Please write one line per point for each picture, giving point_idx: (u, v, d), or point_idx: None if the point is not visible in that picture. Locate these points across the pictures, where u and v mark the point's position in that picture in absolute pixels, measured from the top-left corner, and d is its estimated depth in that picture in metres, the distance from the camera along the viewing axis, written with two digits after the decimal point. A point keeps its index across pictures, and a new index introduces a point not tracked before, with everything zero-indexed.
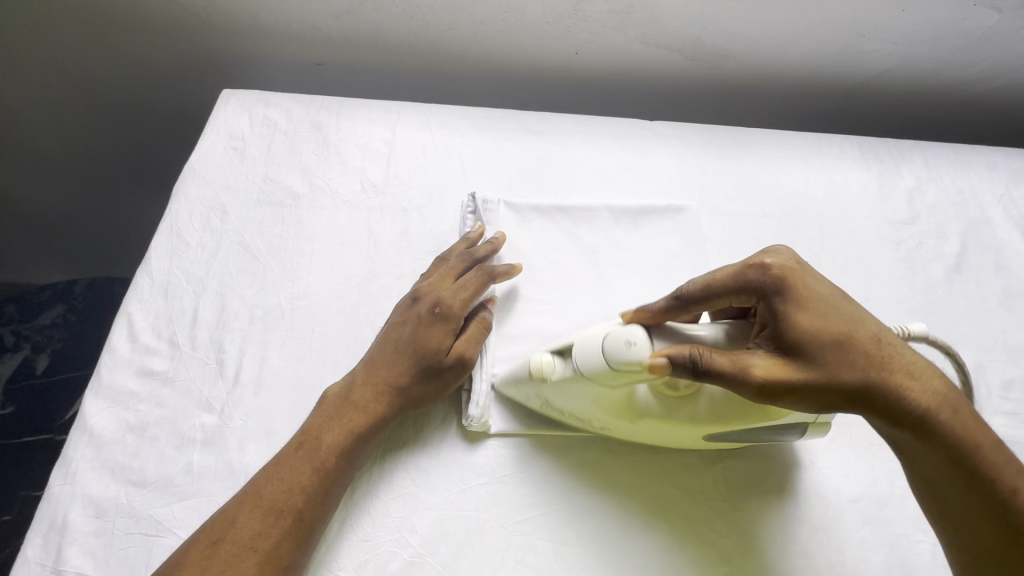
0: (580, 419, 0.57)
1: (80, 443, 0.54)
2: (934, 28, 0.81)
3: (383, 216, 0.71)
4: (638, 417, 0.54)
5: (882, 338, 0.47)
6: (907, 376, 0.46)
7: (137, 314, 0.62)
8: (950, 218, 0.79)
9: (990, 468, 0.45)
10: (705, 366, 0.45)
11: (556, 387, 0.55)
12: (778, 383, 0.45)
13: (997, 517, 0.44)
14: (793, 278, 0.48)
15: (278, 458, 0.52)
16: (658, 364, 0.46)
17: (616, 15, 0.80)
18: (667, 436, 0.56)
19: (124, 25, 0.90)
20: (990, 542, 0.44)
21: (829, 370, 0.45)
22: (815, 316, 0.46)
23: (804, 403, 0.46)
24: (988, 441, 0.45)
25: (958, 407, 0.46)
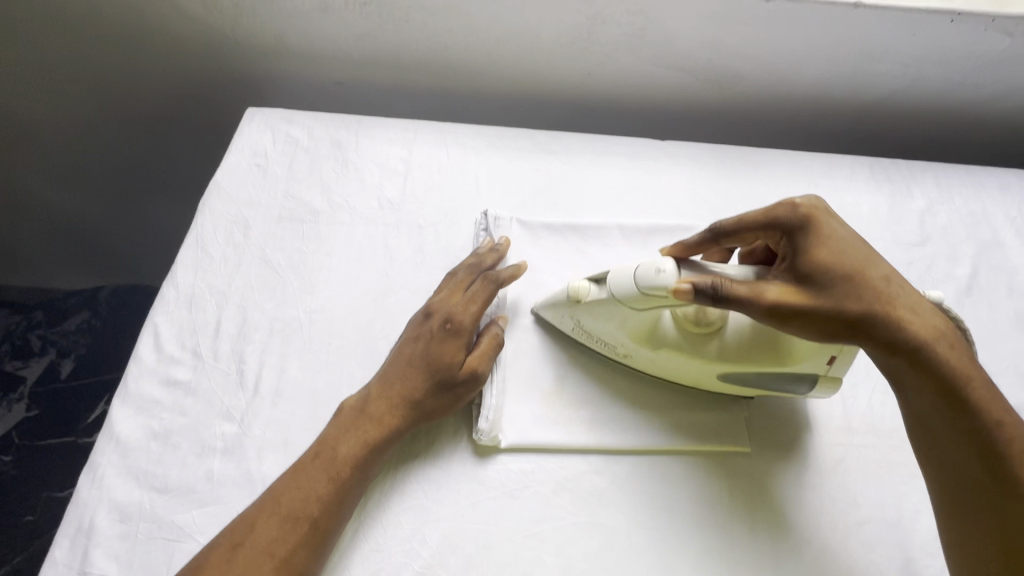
0: (605, 345, 0.63)
1: (106, 449, 0.57)
2: (944, 51, 0.81)
3: (399, 233, 0.73)
4: (659, 346, 0.60)
5: (890, 279, 0.52)
6: (908, 312, 0.51)
7: (162, 325, 0.64)
8: (962, 240, 0.79)
9: (978, 402, 0.49)
10: (726, 293, 0.50)
11: (590, 310, 0.60)
12: (788, 306, 0.50)
13: (982, 447, 0.48)
14: (818, 217, 0.53)
15: (295, 467, 0.54)
16: (682, 290, 0.51)
17: (628, 38, 0.82)
18: (682, 372, 0.61)
19: (153, 46, 0.93)
20: (972, 471, 0.49)
21: (839, 300, 0.50)
22: (832, 252, 0.51)
23: (810, 331, 0.51)
24: (976, 377, 0.50)
25: (952, 343, 0.51)
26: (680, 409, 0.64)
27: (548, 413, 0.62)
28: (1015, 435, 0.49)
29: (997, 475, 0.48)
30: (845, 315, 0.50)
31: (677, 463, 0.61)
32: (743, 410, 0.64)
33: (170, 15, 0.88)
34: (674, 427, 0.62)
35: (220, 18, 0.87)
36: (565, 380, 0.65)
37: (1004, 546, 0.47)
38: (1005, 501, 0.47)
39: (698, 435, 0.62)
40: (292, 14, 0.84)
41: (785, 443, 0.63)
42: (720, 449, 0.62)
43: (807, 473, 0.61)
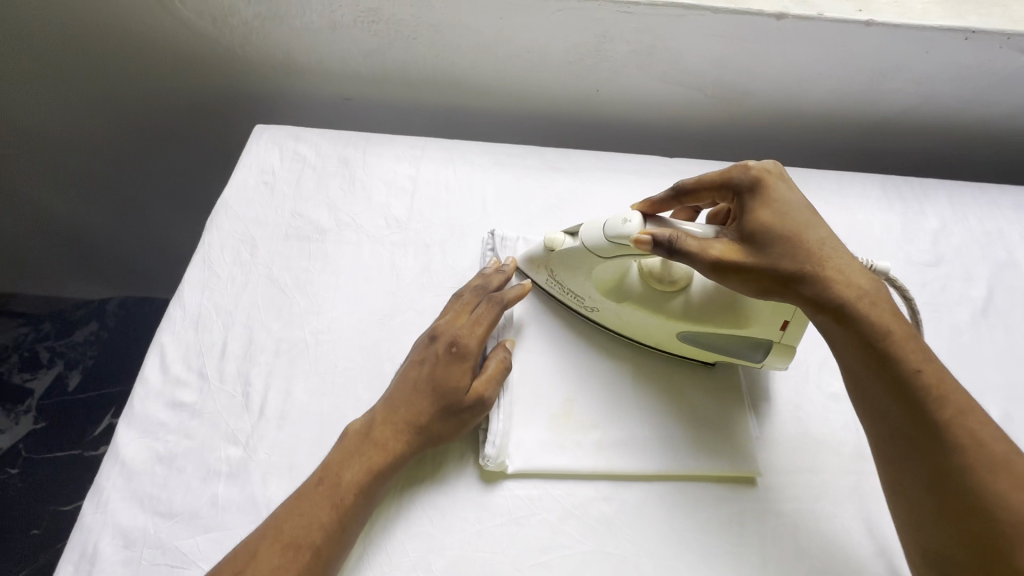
0: (575, 298, 0.68)
1: (112, 472, 0.57)
2: (959, 69, 0.80)
3: (406, 252, 0.73)
4: (623, 299, 0.64)
5: (823, 237, 0.56)
6: (837, 272, 0.54)
7: (169, 345, 0.64)
8: (977, 261, 0.78)
9: (897, 350, 0.50)
10: (679, 246, 0.55)
11: (563, 259, 0.66)
12: (729, 261, 0.55)
13: (907, 396, 0.48)
14: (765, 181, 0.58)
15: (299, 493, 0.53)
16: (642, 241, 0.56)
17: (638, 55, 0.82)
18: (644, 329, 0.65)
19: (161, 63, 0.93)
20: (897, 421, 0.49)
21: (770, 257, 0.54)
22: (771, 212, 0.56)
23: (749, 284, 0.55)
24: (903, 333, 0.51)
25: (881, 302, 0.52)
26: (688, 433, 0.63)
27: (556, 437, 0.61)
28: (940, 382, 0.49)
29: (921, 422, 0.48)
30: (777, 271, 0.54)
31: (686, 491, 0.60)
32: (753, 435, 0.63)
33: (179, 34, 0.88)
34: (683, 453, 0.61)
35: (229, 36, 0.87)
36: (573, 403, 0.64)
37: (933, 496, 0.46)
38: (932, 449, 0.47)
39: (706, 460, 0.61)
40: (301, 33, 0.84)
41: (796, 470, 0.62)
42: (728, 476, 0.61)
43: (819, 502, 0.60)
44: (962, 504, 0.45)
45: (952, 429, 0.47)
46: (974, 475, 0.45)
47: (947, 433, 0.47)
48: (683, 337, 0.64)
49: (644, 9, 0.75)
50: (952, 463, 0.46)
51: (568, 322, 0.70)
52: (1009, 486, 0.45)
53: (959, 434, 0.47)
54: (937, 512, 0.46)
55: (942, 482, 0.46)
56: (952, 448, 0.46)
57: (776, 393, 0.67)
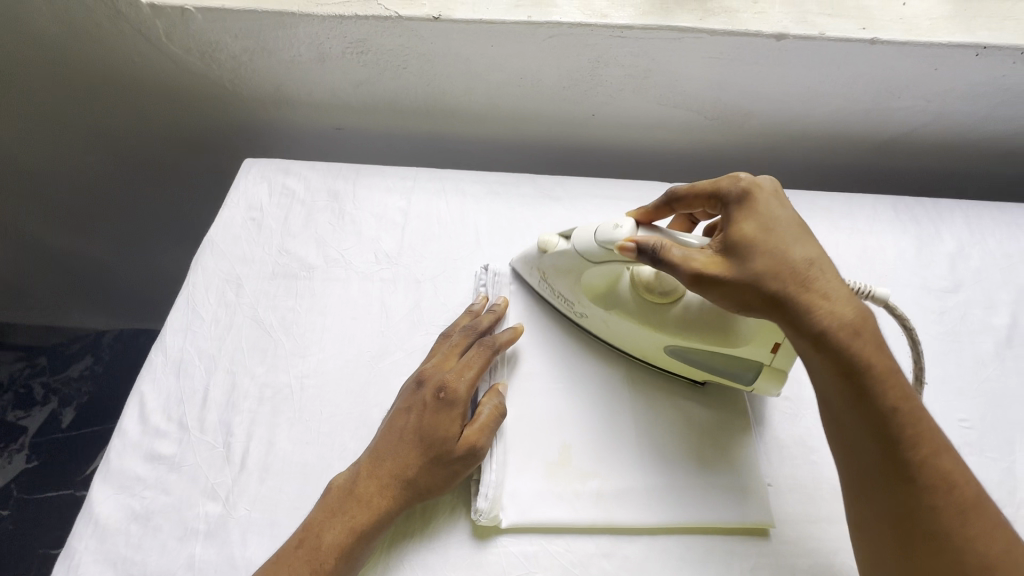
0: (565, 302, 0.66)
1: (84, 533, 0.54)
2: (973, 85, 0.77)
3: (396, 288, 0.71)
4: (611, 306, 0.62)
5: (811, 256, 0.50)
6: (824, 295, 0.49)
7: (149, 394, 0.62)
8: (998, 285, 0.74)
9: (879, 385, 0.46)
10: (662, 254, 0.52)
11: (553, 261, 0.64)
12: (708, 277, 0.51)
13: (883, 435, 0.45)
14: (754, 192, 0.53)
15: (277, 557, 0.50)
16: (627, 248, 0.54)
17: (634, 78, 0.79)
18: (632, 340, 0.63)
19: (150, 98, 0.91)
20: (871, 455, 0.46)
21: (752, 272, 0.49)
22: (757, 223, 0.51)
23: (728, 300, 0.51)
24: (888, 368, 0.46)
25: (869, 331, 0.47)
26: (694, 481, 0.58)
27: (555, 487, 0.58)
28: (917, 421, 0.46)
29: (897, 461, 0.45)
30: (757, 292, 0.49)
31: (693, 545, 0.56)
32: (764, 482, 0.59)
33: (168, 69, 0.86)
34: (691, 503, 0.57)
35: (217, 70, 0.85)
36: (571, 449, 0.60)
37: (901, 537, 0.45)
38: (903, 489, 0.45)
39: (714, 510, 0.57)
40: (289, 64, 0.82)
41: (813, 520, 0.57)
42: (740, 527, 0.56)
43: (839, 556, 0.55)
44: (930, 546, 0.43)
45: (924, 471, 0.44)
46: (942, 519, 0.44)
47: (920, 474, 0.45)
48: (670, 352, 0.61)
49: (638, 34, 0.72)
50: (923, 505, 0.44)
51: (565, 361, 0.66)
52: (975, 530, 0.43)
53: (931, 475, 0.44)
54: (901, 550, 0.45)
55: (912, 523, 0.44)
56: (922, 489, 0.44)
57: (785, 433, 0.63)
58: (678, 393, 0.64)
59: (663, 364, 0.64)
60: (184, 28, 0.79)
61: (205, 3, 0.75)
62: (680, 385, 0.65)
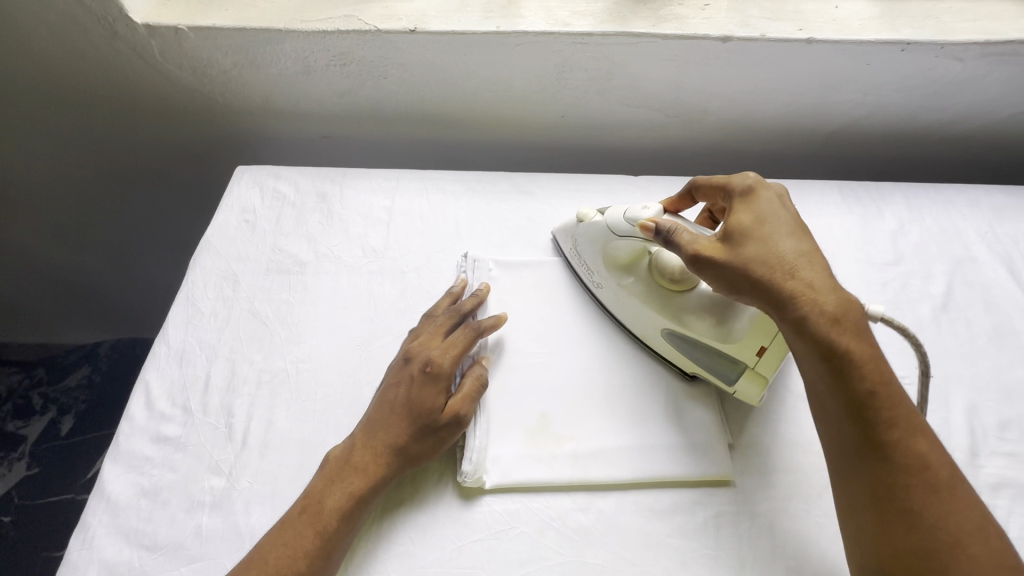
0: (586, 271, 0.73)
1: (98, 509, 0.58)
2: (903, 78, 0.84)
3: (383, 279, 0.76)
4: (626, 281, 0.69)
5: (798, 248, 0.56)
6: (810, 284, 0.54)
7: (154, 382, 0.66)
8: (935, 258, 0.81)
9: (857, 371, 0.51)
10: (673, 236, 0.59)
11: (587, 233, 0.72)
12: (706, 259, 0.57)
13: (860, 413, 0.50)
14: (755, 191, 0.61)
15: (283, 522, 0.54)
16: (647, 226, 0.61)
17: (598, 81, 0.86)
18: (633, 317, 0.69)
19: (144, 115, 0.97)
20: (850, 431, 0.51)
21: (743, 259, 0.56)
22: (754, 217, 0.58)
23: (722, 283, 0.57)
24: (867, 354, 0.51)
25: (850, 319, 0.52)
26: (660, 440, 0.64)
27: (533, 451, 0.63)
28: (893, 407, 0.50)
29: (874, 440, 0.50)
30: (747, 277, 0.55)
31: (661, 498, 0.61)
32: (726, 439, 0.64)
33: (162, 85, 0.91)
34: (658, 461, 0.62)
35: (209, 84, 0.91)
36: (548, 417, 0.65)
37: (880, 512, 0.49)
38: (880, 465, 0.49)
39: (679, 466, 0.62)
40: (277, 77, 0.88)
41: (769, 471, 0.63)
42: (703, 480, 0.62)
43: (793, 502, 0.61)
44: (907, 522, 0.48)
45: (900, 449, 0.49)
46: (917, 496, 0.48)
47: (896, 452, 0.49)
48: (664, 336, 0.67)
49: (598, 40, 0.79)
50: (899, 482, 0.49)
51: (542, 339, 0.71)
52: (947, 508, 0.48)
53: (906, 455, 0.49)
54: (879, 526, 0.49)
55: (890, 500, 0.49)
56: (899, 467, 0.49)
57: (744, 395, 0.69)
58: (646, 364, 0.70)
59: (657, 347, 0.69)
60: (178, 47, 0.84)
61: (197, 23, 0.81)
62: (648, 357, 0.70)
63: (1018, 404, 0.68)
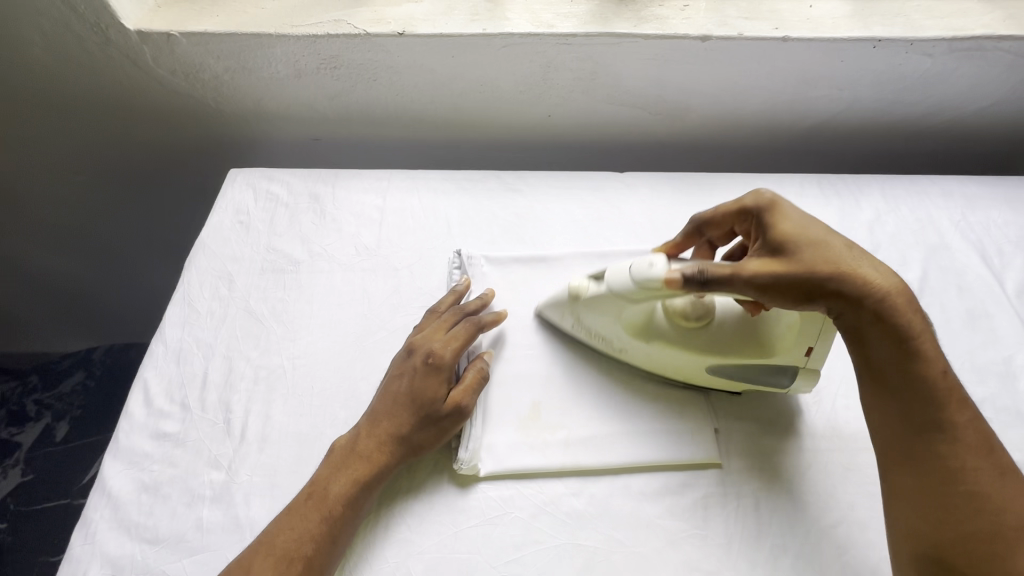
0: (602, 339, 0.68)
1: (99, 504, 0.59)
2: (875, 74, 0.87)
3: (376, 276, 0.77)
4: (654, 339, 0.64)
5: (849, 243, 0.54)
6: (871, 273, 0.53)
7: (152, 380, 0.67)
8: (910, 246, 0.84)
9: (929, 355, 0.51)
10: (714, 275, 0.53)
11: (588, 304, 0.65)
12: (767, 278, 0.53)
13: (930, 399, 0.51)
14: (779, 200, 0.58)
15: (289, 509, 0.56)
16: (672, 279, 0.54)
17: (582, 80, 0.88)
18: (673, 365, 0.66)
19: (135, 121, 0.98)
20: (921, 419, 0.51)
21: (809, 265, 0.53)
22: (796, 225, 0.56)
23: (789, 297, 0.54)
24: (929, 335, 0.52)
25: (912, 301, 0.53)
26: (649, 425, 0.66)
27: (526, 439, 0.64)
28: (957, 386, 0.52)
29: (944, 424, 0.50)
30: (813, 282, 0.53)
31: (650, 480, 0.63)
32: (713, 423, 0.66)
33: (153, 91, 0.93)
34: (647, 446, 0.64)
35: (201, 89, 0.92)
36: (540, 406, 0.67)
37: (946, 497, 0.49)
38: (948, 448, 0.50)
39: (668, 450, 0.64)
40: (269, 80, 0.90)
41: (756, 453, 0.65)
42: (690, 462, 0.63)
43: (778, 482, 0.63)
44: (973, 505, 0.48)
45: (965, 430, 0.50)
46: (982, 477, 0.49)
47: (961, 434, 0.50)
48: (714, 371, 0.64)
49: (582, 41, 0.82)
50: (965, 465, 0.49)
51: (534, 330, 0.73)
52: (1008, 488, 0.49)
53: (969, 436, 0.50)
54: (946, 511, 0.49)
55: (957, 483, 0.49)
56: (964, 450, 0.50)
57: None
58: None
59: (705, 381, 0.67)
60: (169, 53, 0.86)
61: (188, 28, 0.82)
62: None
63: (991, 383, 0.71)
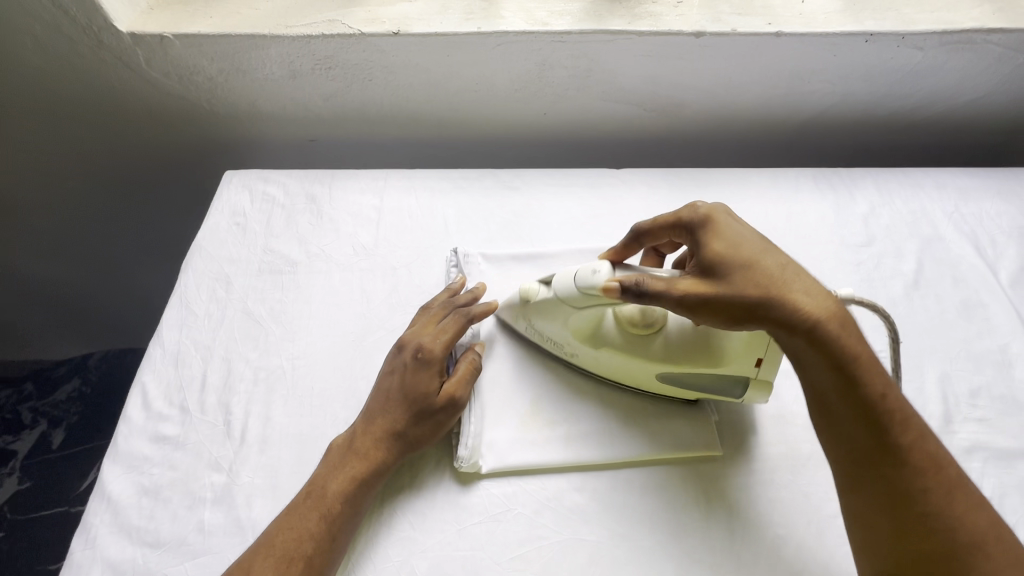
0: (554, 345, 0.67)
1: (99, 509, 0.59)
2: (867, 68, 0.88)
3: (375, 276, 0.77)
4: (601, 345, 0.63)
5: (782, 261, 0.52)
6: (803, 295, 0.51)
7: (150, 383, 0.67)
8: (905, 238, 0.84)
9: (866, 377, 0.49)
10: (647, 289, 0.54)
11: (539, 310, 0.66)
12: (695, 298, 0.53)
13: (874, 424, 0.49)
14: (714, 217, 0.56)
15: (288, 509, 0.55)
16: (610, 288, 0.56)
17: (577, 78, 0.89)
18: (622, 370, 0.64)
19: (128, 125, 0.97)
20: (866, 444, 0.49)
21: (737, 288, 0.51)
22: (728, 245, 0.54)
23: (719, 317, 0.53)
24: (869, 357, 0.50)
25: (848, 325, 0.50)
26: (649, 420, 0.66)
27: (526, 435, 0.64)
28: (901, 406, 0.50)
29: (890, 447, 0.49)
30: (742, 305, 0.51)
31: (653, 474, 0.63)
32: (714, 416, 0.66)
33: (147, 93, 0.92)
34: (646, 439, 0.64)
35: (194, 91, 0.91)
36: (541, 402, 0.67)
37: (896, 522, 0.48)
38: (894, 472, 0.48)
39: (669, 444, 0.64)
40: (262, 82, 0.90)
41: (757, 446, 0.65)
42: (690, 455, 0.64)
43: (780, 474, 0.63)
44: (922, 528, 0.47)
45: (913, 453, 0.49)
46: (933, 498, 0.48)
47: (909, 456, 0.49)
48: (665, 378, 0.63)
49: (577, 38, 0.82)
50: (915, 487, 0.48)
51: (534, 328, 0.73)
52: (960, 505, 0.48)
53: (918, 457, 0.49)
54: (897, 534, 0.48)
55: (906, 506, 0.48)
56: (912, 473, 0.48)
57: None
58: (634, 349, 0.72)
59: (655, 386, 0.65)
60: (164, 55, 0.85)
61: (182, 30, 0.82)
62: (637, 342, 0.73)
63: (987, 371, 0.71)
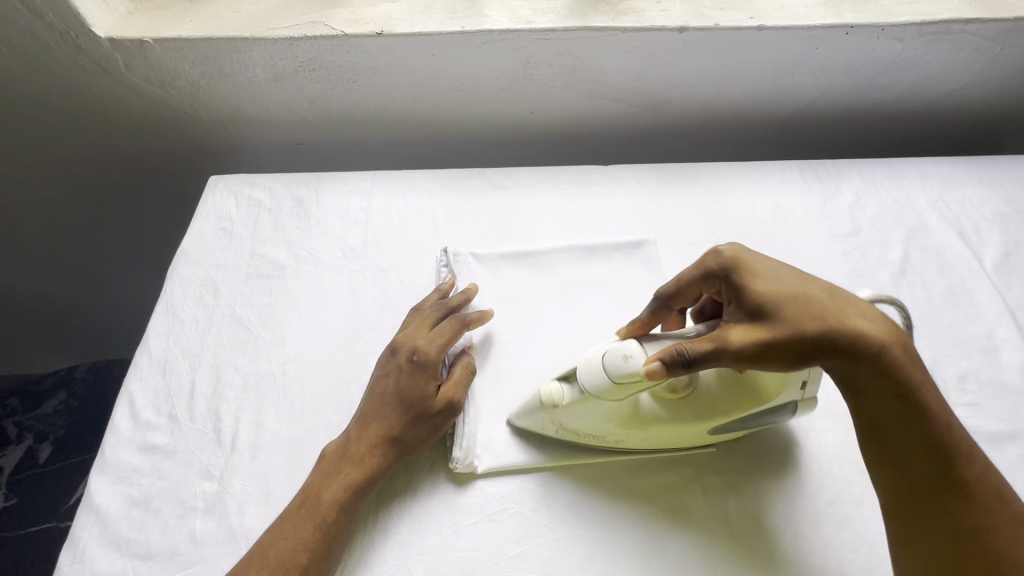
0: (595, 437, 0.61)
1: (87, 522, 0.58)
2: (848, 60, 0.89)
3: (364, 278, 0.77)
4: (647, 424, 0.58)
5: (829, 289, 0.51)
6: (860, 320, 0.50)
7: (137, 393, 0.66)
8: (890, 227, 0.85)
9: (932, 408, 0.49)
10: (694, 355, 0.50)
11: (567, 411, 0.59)
12: (751, 345, 0.49)
13: (938, 454, 0.48)
14: (742, 257, 0.55)
15: (282, 518, 0.55)
16: (654, 371, 0.52)
17: (563, 75, 0.89)
18: (675, 437, 0.60)
19: (109, 132, 0.96)
20: (932, 479, 0.49)
21: (796, 324, 0.49)
22: (770, 283, 0.52)
23: (782, 359, 0.49)
24: (929, 384, 0.50)
25: (907, 348, 0.50)
26: None
27: (521, 435, 0.64)
28: (965, 438, 0.49)
29: (956, 480, 0.48)
30: (806, 342, 0.48)
31: (648, 469, 0.63)
32: None
33: (127, 99, 0.91)
34: None
35: (175, 95, 0.90)
36: None
37: (958, 554, 0.47)
38: (958, 505, 0.48)
39: None
40: (245, 85, 0.89)
41: (751, 437, 0.65)
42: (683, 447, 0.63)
43: (773, 463, 0.63)
44: (987, 562, 0.47)
45: (977, 485, 0.48)
46: (999, 533, 0.47)
47: (974, 490, 0.48)
48: (718, 431, 0.59)
49: (561, 35, 0.82)
50: (980, 523, 0.47)
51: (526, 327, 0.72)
52: None
53: (982, 490, 0.48)
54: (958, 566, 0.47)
55: (969, 539, 0.47)
56: (977, 506, 0.48)
57: None
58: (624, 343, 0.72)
59: (711, 438, 0.61)
60: (145, 59, 0.84)
61: (163, 34, 0.81)
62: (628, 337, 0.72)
63: (974, 356, 0.72)
